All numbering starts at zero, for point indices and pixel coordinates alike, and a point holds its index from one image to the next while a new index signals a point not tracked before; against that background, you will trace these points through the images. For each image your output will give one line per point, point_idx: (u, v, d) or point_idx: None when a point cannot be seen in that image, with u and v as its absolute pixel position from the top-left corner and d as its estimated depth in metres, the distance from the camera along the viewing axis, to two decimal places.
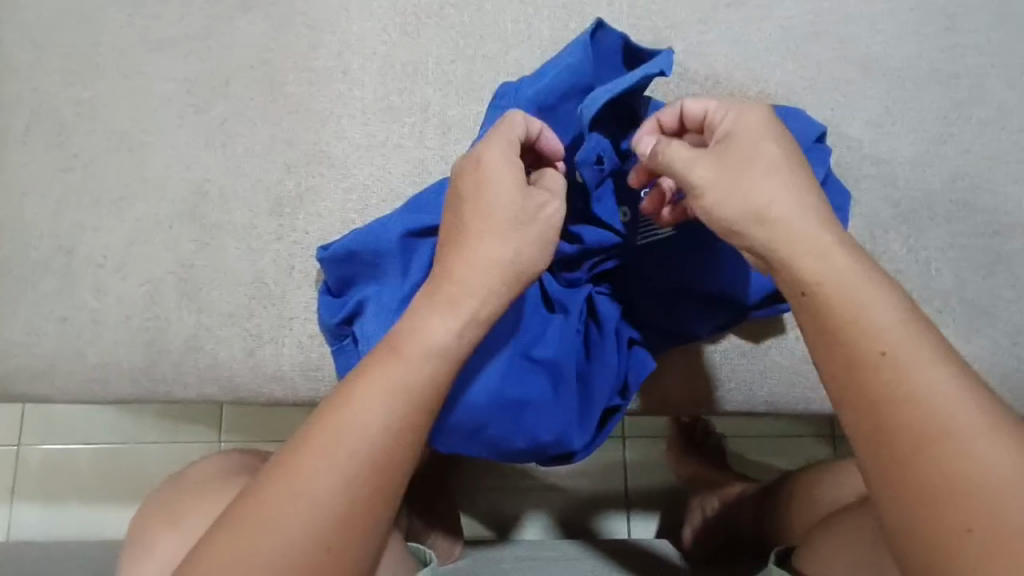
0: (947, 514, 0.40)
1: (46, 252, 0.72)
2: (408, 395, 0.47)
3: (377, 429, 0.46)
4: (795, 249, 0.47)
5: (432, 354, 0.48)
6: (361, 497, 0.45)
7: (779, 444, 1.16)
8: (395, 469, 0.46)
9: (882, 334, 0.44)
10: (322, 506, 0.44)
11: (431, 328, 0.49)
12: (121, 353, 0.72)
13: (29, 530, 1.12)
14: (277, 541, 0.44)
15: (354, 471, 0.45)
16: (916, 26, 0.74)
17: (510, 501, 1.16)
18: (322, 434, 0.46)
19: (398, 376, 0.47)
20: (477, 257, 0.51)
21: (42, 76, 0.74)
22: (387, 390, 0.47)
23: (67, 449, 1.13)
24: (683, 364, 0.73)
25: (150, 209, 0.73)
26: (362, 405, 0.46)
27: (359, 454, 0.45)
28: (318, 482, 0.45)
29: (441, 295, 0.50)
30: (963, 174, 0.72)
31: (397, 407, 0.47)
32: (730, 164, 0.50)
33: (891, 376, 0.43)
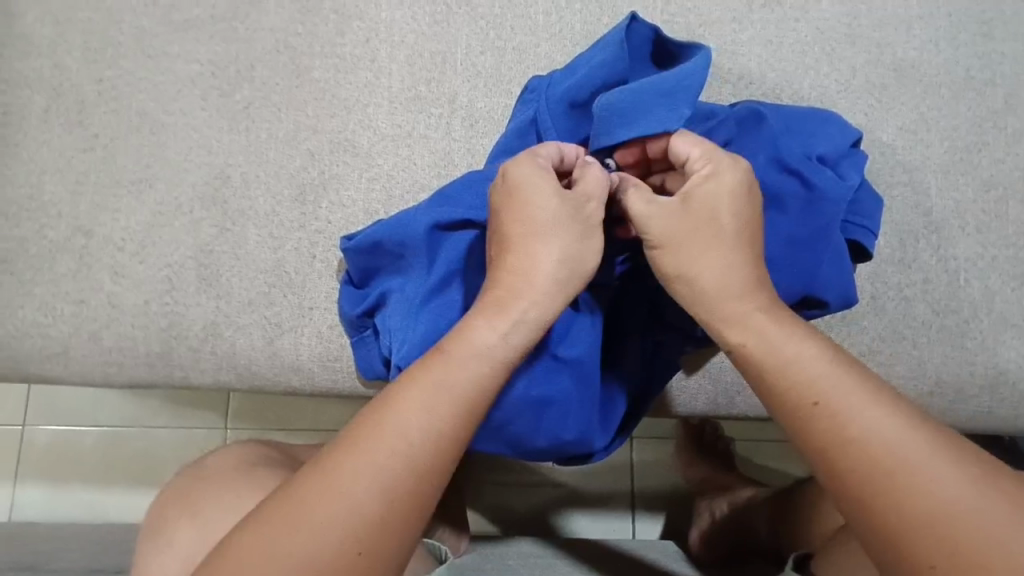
0: (916, 548, 0.42)
1: (64, 232, 0.71)
2: (455, 397, 0.47)
3: (422, 430, 0.46)
4: (726, 312, 0.51)
5: (478, 360, 0.49)
6: (402, 497, 0.45)
7: (788, 449, 1.16)
8: (438, 477, 0.46)
9: (811, 386, 0.47)
10: (364, 504, 0.44)
11: (480, 330, 0.50)
12: (138, 338, 0.71)
13: (32, 510, 1.11)
14: (318, 538, 0.43)
15: (397, 471, 0.45)
16: (953, 32, 0.73)
17: (516, 498, 1.15)
18: (371, 431, 0.46)
19: (447, 378, 0.47)
20: (542, 264, 0.51)
21: (64, 53, 0.73)
22: (433, 391, 0.47)
23: (72, 431, 1.13)
24: (704, 367, 0.72)
25: (170, 192, 0.72)
26: (411, 406, 0.47)
27: (402, 455, 0.45)
28: (361, 476, 0.44)
29: (502, 304, 0.50)
30: (995, 184, 0.71)
31: (445, 411, 0.47)
32: (688, 220, 0.52)
33: (828, 424, 0.46)
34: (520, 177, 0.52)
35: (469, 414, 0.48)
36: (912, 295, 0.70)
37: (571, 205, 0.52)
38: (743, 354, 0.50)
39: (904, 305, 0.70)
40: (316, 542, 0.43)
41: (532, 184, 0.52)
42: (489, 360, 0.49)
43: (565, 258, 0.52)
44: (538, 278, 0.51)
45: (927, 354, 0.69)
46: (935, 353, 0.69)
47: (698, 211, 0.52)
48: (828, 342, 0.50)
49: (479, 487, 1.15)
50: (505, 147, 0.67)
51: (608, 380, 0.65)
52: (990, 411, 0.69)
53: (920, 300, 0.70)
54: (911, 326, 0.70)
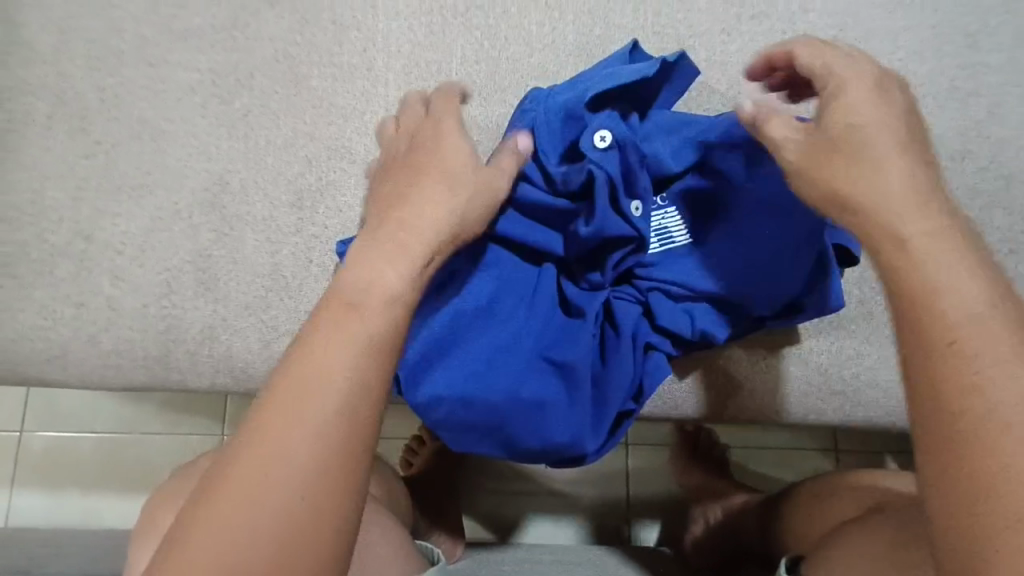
0: (998, 506, 0.38)
1: (66, 237, 0.73)
2: (368, 340, 0.45)
3: (337, 380, 0.43)
4: (895, 234, 0.46)
5: (385, 298, 0.47)
6: (333, 449, 0.42)
7: (780, 456, 1.16)
8: (365, 422, 0.44)
9: (954, 324, 0.42)
10: (295, 461, 0.42)
11: (384, 275, 0.48)
12: (135, 341, 0.72)
13: (28, 515, 1.12)
14: (258, 506, 0.41)
15: (324, 425, 0.43)
16: (937, 43, 0.75)
17: (511, 504, 1.16)
18: (284, 392, 0.43)
19: (354, 327, 0.45)
20: (427, 210, 0.53)
21: (67, 61, 0.75)
22: (348, 340, 0.45)
23: (69, 437, 1.13)
24: (693, 373, 0.72)
25: (170, 198, 0.73)
26: (323, 357, 0.44)
27: (319, 408, 0.43)
28: (284, 438, 0.42)
29: (387, 239, 0.51)
30: (981, 192, 0.73)
31: (353, 355, 0.44)
32: (827, 148, 0.50)
33: (956, 364, 0.41)
34: (443, 136, 0.58)
35: (383, 355, 0.46)
36: None
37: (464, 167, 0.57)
38: (889, 274, 0.45)
39: None
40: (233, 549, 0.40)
41: (445, 148, 0.57)
42: (390, 296, 0.47)
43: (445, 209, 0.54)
44: (426, 231, 0.52)
45: None
46: None
47: (836, 130, 0.51)
48: (1003, 285, 0.44)
49: (474, 495, 1.16)
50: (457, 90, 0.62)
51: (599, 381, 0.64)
52: None
53: None
54: None
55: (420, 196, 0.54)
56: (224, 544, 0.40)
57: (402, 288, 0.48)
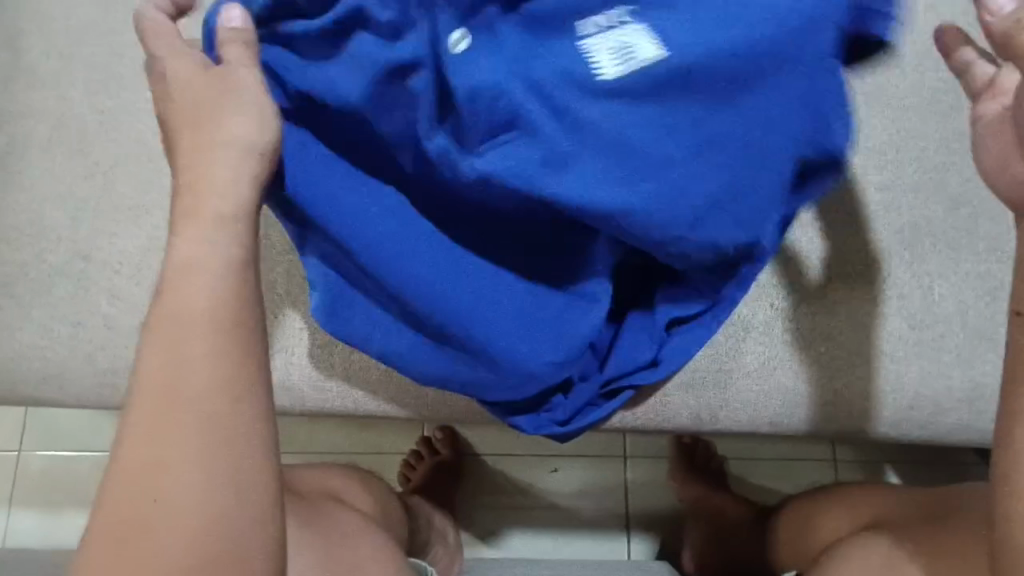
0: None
1: (63, 257, 0.74)
2: (206, 318, 0.45)
3: (161, 372, 0.43)
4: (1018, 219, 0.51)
5: (216, 268, 0.46)
6: (221, 423, 0.43)
7: (778, 468, 1.16)
8: (237, 391, 0.44)
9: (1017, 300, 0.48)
10: (193, 450, 0.42)
11: (188, 245, 0.47)
12: (132, 359, 0.72)
13: (24, 535, 1.11)
14: (183, 503, 0.41)
15: (208, 407, 0.43)
16: (919, 57, 0.76)
17: (509, 520, 1.16)
18: (140, 405, 0.43)
19: (178, 311, 0.45)
20: (219, 176, 0.48)
21: (67, 85, 0.77)
22: (166, 336, 0.44)
23: (67, 456, 1.13)
24: (684, 384, 0.73)
25: (166, 217, 0.75)
26: (150, 356, 0.44)
27: (189, 396, 0.43)
28: (179, 432, 0.42)
29: (205, 208, 0.48)
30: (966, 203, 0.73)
31: (203, 337, 0.44)
32: (971, 86, 0.53)
33: (1019, 339, 0.48)
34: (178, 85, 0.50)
35: (222, 326, 0.45)
36: (888, 310, 0.72)
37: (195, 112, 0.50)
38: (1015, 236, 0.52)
39: (882, 321, 0.72)
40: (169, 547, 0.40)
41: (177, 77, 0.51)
42: (218, 263, 0.46)
43: (231, 177, 0.49)
44: (239, 196, 0.49)
45: (904, 368, 0.72)
46: (912, 368, 0.72)
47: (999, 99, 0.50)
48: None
49: (472, 511, 1.16)
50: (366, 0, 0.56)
51: (563, 332, 0.60)
52: (969, 423, 0.73)
53: (895, 316, 0.72)
54: (889, 340, 0.72)
55: (207, 149, 0.49)
56: (154, 547, 0.40)
57: (234, 256, 0.47)
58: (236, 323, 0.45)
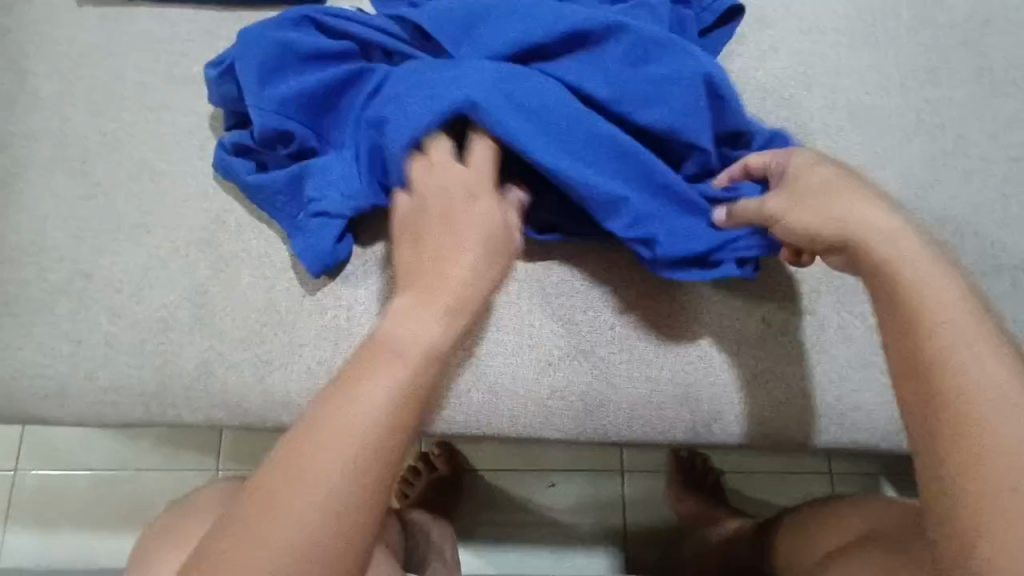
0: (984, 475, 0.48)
1: (64, 276, 0.74)
2: (404, 386, 0.53)
3: (367, 410, 0.51)
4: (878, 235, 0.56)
5: (425, 348, 0.55)
6: (380, 453, 0.51)
7: (775, 481, 1.17)
8: (378, 431, 0.51)
9: (931, 323, 0.52)
10: (361, 481, 0.50)
11: (424, 327, 0.56)
12: (133, 376, 0.73)
13: (18, 556, 1.11)
14: (312, 516, 0.48)
15: (374, 446, 0.50)
16: (902, 79, 0.79)
17: (508, 536, 1.16)
18: (324, 430, 0.50)
19: (404, 375, 0.53)
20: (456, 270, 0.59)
21: (72, 107, 0.78)
22: (392, 388, 0.52)
23: (63, 475, 1.13)
24: (681, 396, 0.74)
25: (168, 236, 0.76)
26: (373, 389, 0.52)
27: (349, 425, 0.50)
28: (337, 462, 0.49)
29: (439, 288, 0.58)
30: (951, 219, 0.75)
31: (391, 402, 0.52)
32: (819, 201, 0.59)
33: (936, 350, 0.52)
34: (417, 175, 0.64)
35: (410, 394, 0.53)
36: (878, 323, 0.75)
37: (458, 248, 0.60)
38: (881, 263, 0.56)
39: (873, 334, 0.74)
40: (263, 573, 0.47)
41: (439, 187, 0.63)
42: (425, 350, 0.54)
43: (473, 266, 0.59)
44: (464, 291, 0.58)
45: None
46: None
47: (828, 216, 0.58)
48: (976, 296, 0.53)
49: (470, 526, 1.16)
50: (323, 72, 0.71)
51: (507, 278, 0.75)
52: None
53: None
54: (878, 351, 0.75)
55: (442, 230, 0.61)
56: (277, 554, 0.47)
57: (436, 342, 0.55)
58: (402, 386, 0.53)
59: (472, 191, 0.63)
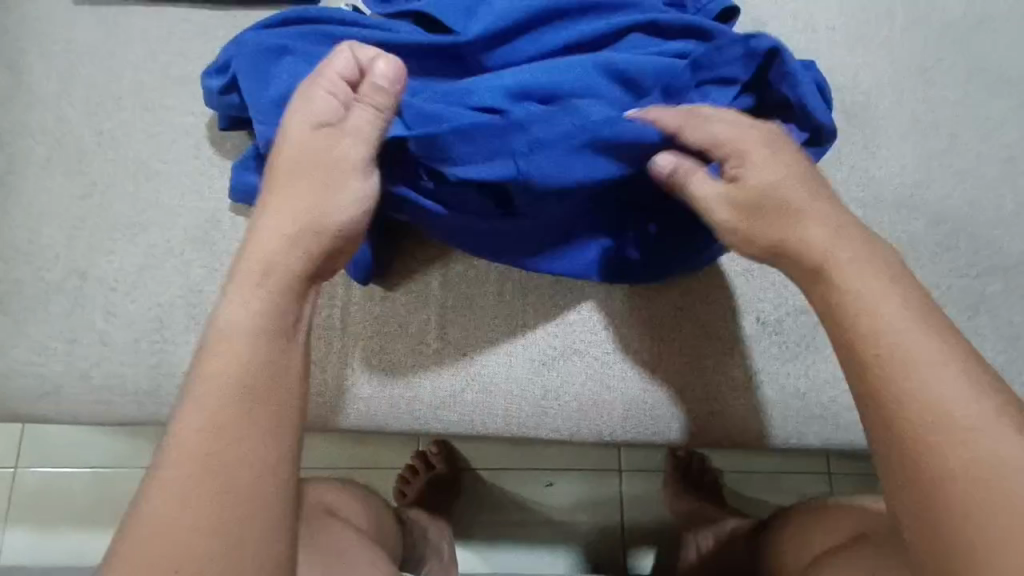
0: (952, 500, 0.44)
1: (60, 274, 0.75)
2: (262, 325, 0.51)
3: (239, 362, 0.49)
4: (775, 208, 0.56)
5: (279, 275, 0.53)
6: (261, 400, 0.48)
7: (772, 480, 1.17)
8: (257, 375, 0.49)
9: (877, 337, 0.48)
10: (252, 439, 0.47)
11: (276, 241, 0.55)
12: (127, 375, 0.73)
13: (16, 555, 1.11)
14: (227, 485, 0.45)
15: (251, 398, 0.48)
16: (897, 77, 0.79)
17: (504, 535, 1.16)
18: (206, 402, 0.47)
19: (257, 312, 0.51)
20: (323, 202, 0.57)
21: (67, 106, 0.78)
22: (257, 333, 0.50)
23: (60, 474, 1.14)
24: (676, 396, 0.74)
25: (163, 236, 0.76)
26: (232, 336, 0.50)
27: (225, 386, 0.48)
28: (228, 429, 0.47)
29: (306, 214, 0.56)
30: (945, 219, 0.75)
31: (253, 343, 0.50)
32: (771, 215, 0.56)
33: (892, 373, 0.47)
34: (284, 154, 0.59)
35: (268, 335, 0.51)
36: None
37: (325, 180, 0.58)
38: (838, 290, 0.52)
39: None
40: (216, 526, 0.44)
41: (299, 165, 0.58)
42: (279, 269, 0.54)
43: (344, 196, 0.58)
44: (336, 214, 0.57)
45: None
46: None
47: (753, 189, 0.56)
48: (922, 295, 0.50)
49: (468, 525, 1.17)
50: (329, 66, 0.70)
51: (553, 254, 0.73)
52: None
53: None
54: None
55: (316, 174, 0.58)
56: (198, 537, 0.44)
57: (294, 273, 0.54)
58: (269, 326, 0.51)
59: (308, 96, 0.59)
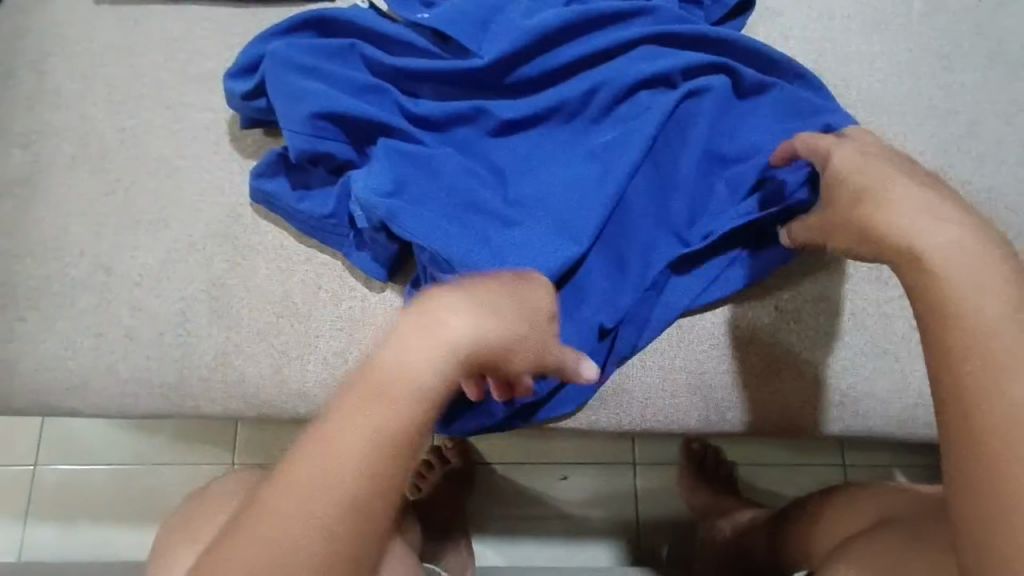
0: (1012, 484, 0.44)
1: (86, 270, 0.76)
2: (373, 438, 0.50)
3: (349, 460, 0.50)
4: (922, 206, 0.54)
5: (411, 393, 0.52)
6: (359, 501, 0.49)
7: (789, 472, 1.17)
8: (350, 474, 0.49)
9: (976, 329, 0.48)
10: (329, 527, 0.48)
11: (422, 356, 0.53)
12: (152, 369, 0.74)
13: (40, 551, 1.13)
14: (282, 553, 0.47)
15: (352, 487, 0.49)
16: (913, 64, 0.79)
17: (521, 529, 1.17)
18: (303, 466, 0.50)
19: (382, 420, 0.51)
20: (446, 330, 0.53)
21: (90, 105, 0.80)
22: (366, 437, 0.50)
23: (82, 470, 1.15)
24: (694, 382, 0.74)
25: (185, 231, 0.77)
26: (357, 422, 0.51)
27: (323, 472, 0.49)
28: (319, 504, 0.49)
29: (442, 332, 0.53)
30: (964, 205, 0.75)
31: (364, 442, 0.50)
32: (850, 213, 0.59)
33: (982, 367, 0.46)
34: (388, 362, 0.53)
35: (385, 443, 0.50)
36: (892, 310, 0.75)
37: (429, 333, 0.53)
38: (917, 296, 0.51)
39: (885, 321, 0.75)
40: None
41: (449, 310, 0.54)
42: (412, 396, 0.52)
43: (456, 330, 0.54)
44: (447, 327, 0.54)
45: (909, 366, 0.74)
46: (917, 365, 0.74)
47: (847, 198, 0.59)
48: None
49: (484, 520, 1.17)
50: (362, 82, 0.74)
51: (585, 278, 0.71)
52: None
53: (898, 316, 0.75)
54: (893, 341, 0.74)
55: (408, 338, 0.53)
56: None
57: (423, 391, 0.52)
58: (377, 432, 0.50)
59: (524, 285, 0.59)
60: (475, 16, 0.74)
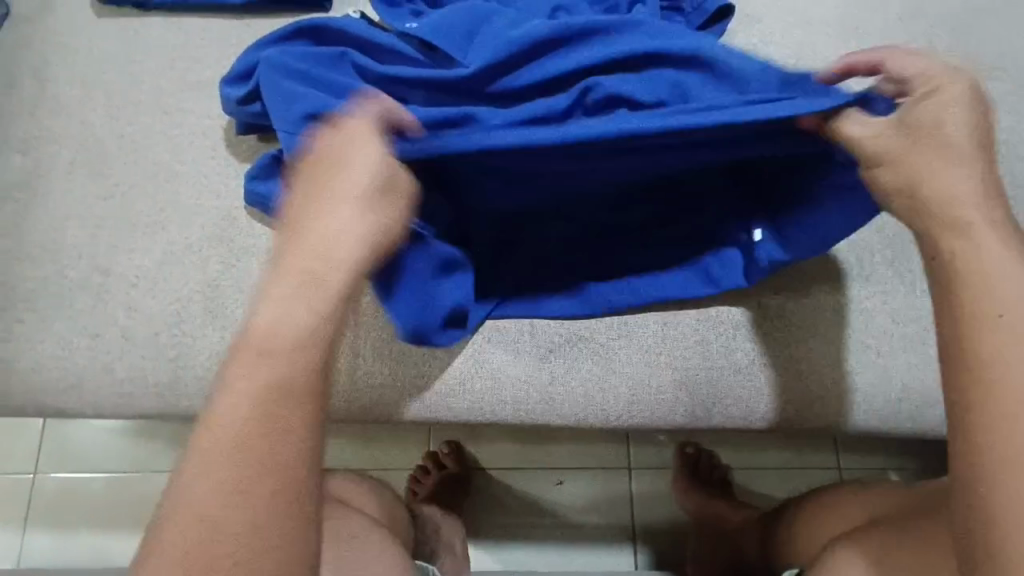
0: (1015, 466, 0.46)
1: (84, 272, 0.78)
2: (258, 428, 0.49)
3: (234, 429, 0.49)
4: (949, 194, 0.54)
5: (258, 376, 0.50)
6: (225, 490, 0.48)
7: (784, 475, 1.17)
8: (212, 502, 0.48)
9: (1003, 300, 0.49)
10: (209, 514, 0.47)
11: (264, 315, 0.53)
12: (147, 368, 0.76)
13: (38, 559, 1.13)
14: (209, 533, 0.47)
15: (217, 483, 0.48)
16: None
17: (516, 535, 1.17)
18: (211, 448, 0.49)
19: (246, 398, 0.50)
20: (277, 325, 0.52)
21: (90, 112, 0.82)
22: (255, 410, 0.49)
23: (80, 477, 1.16)
24: (679, 377, 0.75)
25: (181, 233, 0.79)
26: (233, 390, 0.50)
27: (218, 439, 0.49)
28: (188, 490, 0.48)
29: (245, 333, 0.53)
30: None
31: (253, 407, 0.50)
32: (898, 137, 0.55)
33: (998, 334, 0.48)
34: (275, 289, 0.54)
35: (233, 437, 0.49)
36: (874, 306, 0.76)
37: (312, 286, 0.54)
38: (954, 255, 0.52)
39: (868, 316, 0.76)
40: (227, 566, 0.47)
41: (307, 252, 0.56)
42: (270, 368, 0.51)
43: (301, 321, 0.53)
44: (281, 330, 0.52)
45: (892, 360, 0.75)
46: (900, 360, 0.75)
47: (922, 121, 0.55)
48: None
49: (480, 524, 1.17)
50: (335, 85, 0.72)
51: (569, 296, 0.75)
52: None
53: (881, 312, 0.76)
54: (876, 336, 0.76)
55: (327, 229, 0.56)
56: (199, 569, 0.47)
57: (276, 376, 0.51)
58: (277, 416, 0.50)
59: (390, 192, 0.59)
60: (459, 27, 0.76)
